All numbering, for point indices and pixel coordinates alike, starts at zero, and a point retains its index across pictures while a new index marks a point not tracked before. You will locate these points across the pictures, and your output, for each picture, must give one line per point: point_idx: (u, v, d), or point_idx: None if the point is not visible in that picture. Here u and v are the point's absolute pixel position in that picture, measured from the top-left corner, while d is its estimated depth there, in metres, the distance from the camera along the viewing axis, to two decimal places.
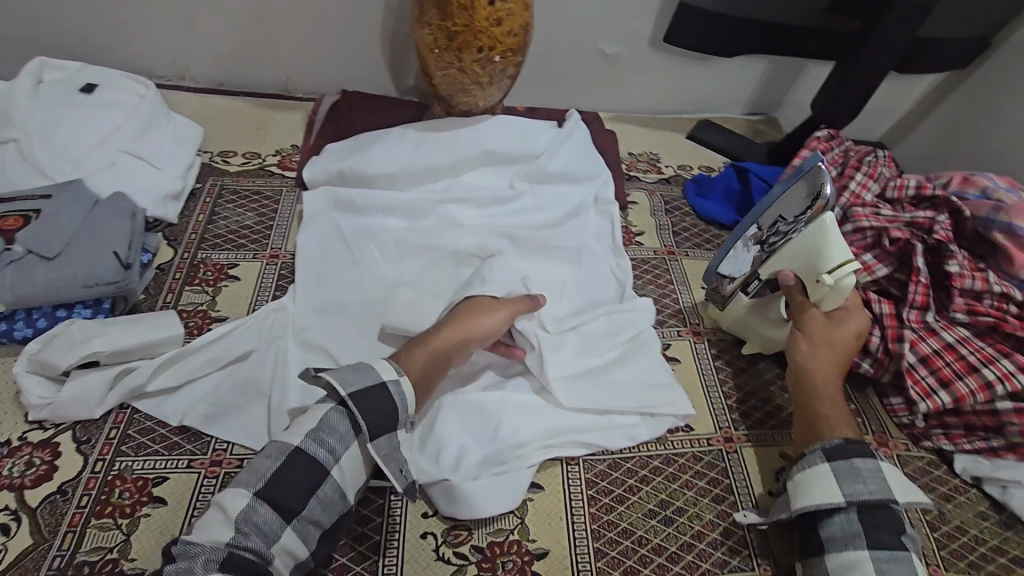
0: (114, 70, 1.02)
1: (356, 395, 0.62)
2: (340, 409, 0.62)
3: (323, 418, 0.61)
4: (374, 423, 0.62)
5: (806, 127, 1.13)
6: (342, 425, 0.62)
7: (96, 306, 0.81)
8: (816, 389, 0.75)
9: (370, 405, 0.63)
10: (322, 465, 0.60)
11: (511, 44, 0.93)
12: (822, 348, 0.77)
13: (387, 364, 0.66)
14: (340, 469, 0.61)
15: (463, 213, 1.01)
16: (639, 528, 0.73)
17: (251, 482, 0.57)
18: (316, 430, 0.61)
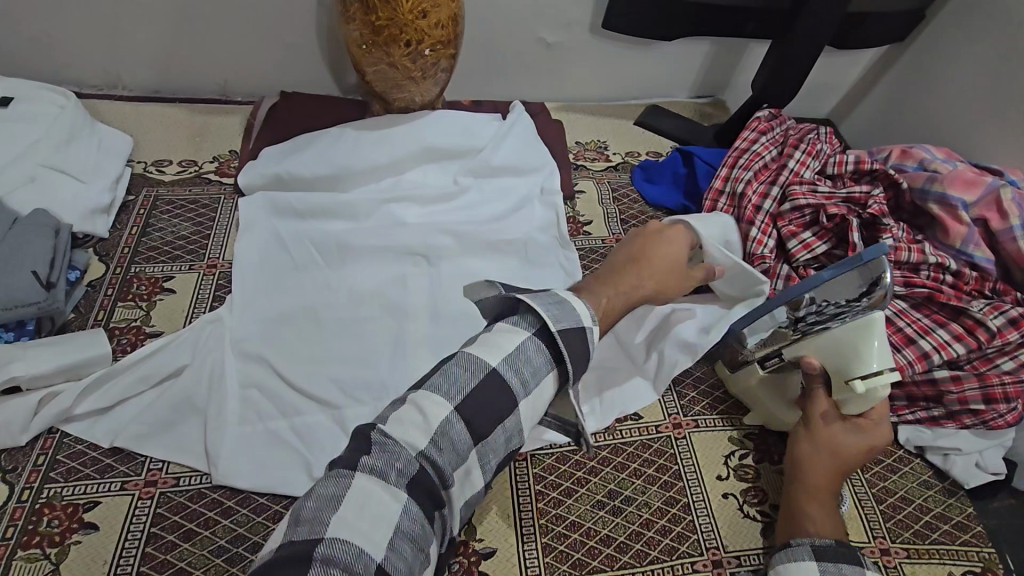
0: (32, 83, 0.98)
1: (564, 331, 0.62)
2: (540, 340, 0.62)
3: (522, 346, 0.60)
4: (578, 359, 0.62)
5: (749, 107, 1.13)
6: (537, 358, 0.61)
7: (18, 329, 0.77)
8: (812, 477, 0.70)
9: (571, 346, 0.62)
10: (512, 392, 0.58)
11: (439, 36, 0.91)
12: (828, 452, 0.71)
13: (584, 307, 0.65)
14: (529, 399, 0.59)
15: (407, 212, 0.99)
16: (587, 520, 0.72)
17: (450, 393, 0.56)
18: (514, 357, 0.59)
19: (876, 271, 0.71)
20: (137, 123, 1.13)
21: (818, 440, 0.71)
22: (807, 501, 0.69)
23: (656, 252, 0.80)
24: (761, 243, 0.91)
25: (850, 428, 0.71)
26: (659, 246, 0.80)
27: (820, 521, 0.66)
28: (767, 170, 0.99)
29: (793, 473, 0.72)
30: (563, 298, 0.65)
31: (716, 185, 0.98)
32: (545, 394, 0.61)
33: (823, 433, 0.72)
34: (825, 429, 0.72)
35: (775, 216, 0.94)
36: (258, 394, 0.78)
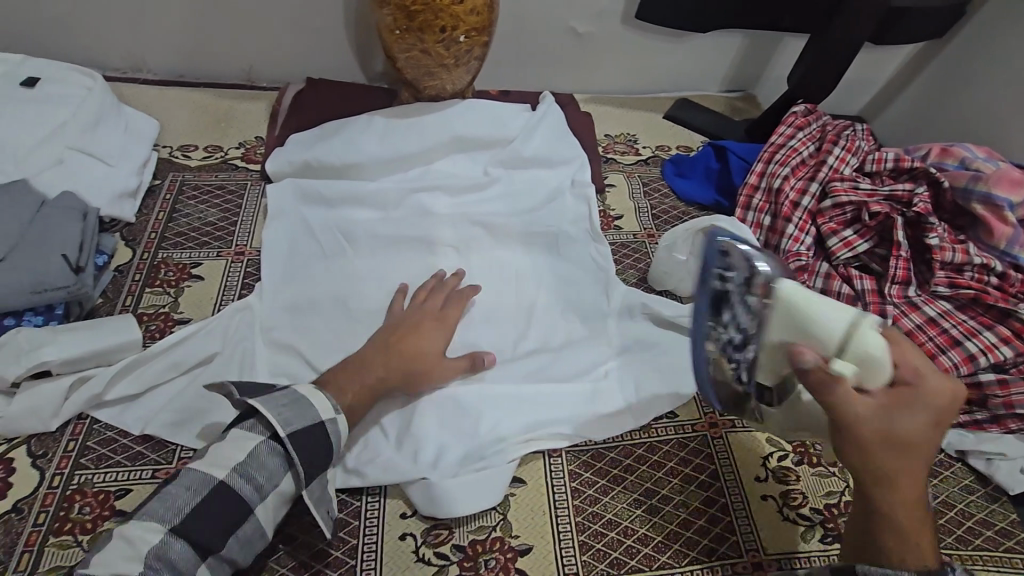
0: (59, 62, 0.96)
1: (298, 433, 0.62)
2: (273, 444, 0.62)
3: (250, 451, 0.60)
4: (310, 461, 0.62)
5: (784, 103, 1.12)
6: (272, 461, 0.61)
7: (48, 313, 0.76)
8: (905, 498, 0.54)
9: (310, 446, 0.62)
10: (244, 502, 0.59)
11: (474, 23, 0.89)
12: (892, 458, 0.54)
13: (327, 400, 0.65)
14: (265, 505, 0.60)
15: (436, 202, 0.97)
16: (624, 518, 0.71)
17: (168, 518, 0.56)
18: (245, 466, 0.60)
19: (722, 263, 0.68)
20: (161, 107, 1.12)
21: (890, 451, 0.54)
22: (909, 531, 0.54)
23: (414, 343, 0.76)
24: (800, 241, 0.89)
25: (901, 421, 0.54)
26: (419, 337, 0.76)
27: (912, 544, 0.54)
28: (804, 166, 0.96)
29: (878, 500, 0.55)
30: (301, 395, 0.64)
31: (751, 181, 0.96)
32: (287, 493, 0.62)
33: (892, 435, 0.54)
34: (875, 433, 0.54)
35: (814, 213, 0.92)
36: (290, 383, 0.77)
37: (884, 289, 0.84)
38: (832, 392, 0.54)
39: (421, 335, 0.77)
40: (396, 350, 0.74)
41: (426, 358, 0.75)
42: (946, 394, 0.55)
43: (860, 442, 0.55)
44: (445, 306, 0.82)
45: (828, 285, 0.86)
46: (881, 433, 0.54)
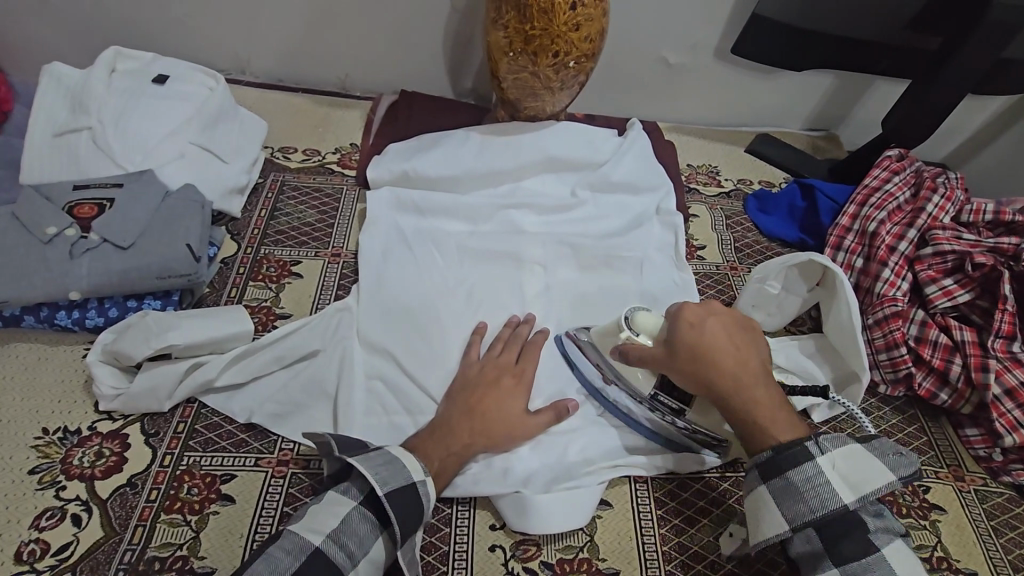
0: (185, 62, 1.02)
1: (395, 494, 0.60)
2: (366, 509, 0.60)
3: (344, 518, 0.59)
4: (406, 521, 0.60)
5: (876, 146, 1.12)
6: (364, 528, 0.59)
7: (165, 298, 0.81)
8: (742, 391, 0.65)
9: (405, 507, 0.60)
10: (338, 569, 0.56)
11: (586, 50, 0.92)
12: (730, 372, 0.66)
13: (416, 461, 0.64)
14: (357, 572, 0.57)
15: (526, 219, 0.98)
16: (710, 552, 0.71)
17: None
18: (338, 532, 0.58)
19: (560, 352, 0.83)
20: (264, 109, 1.17)
21: (713, 360, 0.67)
22: (755, 417, 0.64)
23: (496, 405, 0.72)
24: (896, 285, 0.90)
25: (713, 346, 0.67)
26: (495, 397, 0.73)
27: (775, 420, 0.64)
28: (900, 211, 0.98)
29: (724, 409, 0.66)
30: (395, 456, 0.63)
31: (843, 222, 0.98)
32: (379, 559, 0.60)
33: (700, 351, 0.67)
34: (702, 366, 0.67)
35: (911, 259, 0.92)
36: (383, 385, 0.78)
37: (987, 341, 0.84)
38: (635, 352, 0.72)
39: (498, 392, 0.73)
40: (483, 414, 0.71)
41: (502, 424, 0.71)
42: (693, 312, 0.70)
43: (689, 370, 0.67)
44: (519, 359, 0.78)
45: (925, 333, 0.86)
46: (698, 352, 0.67)
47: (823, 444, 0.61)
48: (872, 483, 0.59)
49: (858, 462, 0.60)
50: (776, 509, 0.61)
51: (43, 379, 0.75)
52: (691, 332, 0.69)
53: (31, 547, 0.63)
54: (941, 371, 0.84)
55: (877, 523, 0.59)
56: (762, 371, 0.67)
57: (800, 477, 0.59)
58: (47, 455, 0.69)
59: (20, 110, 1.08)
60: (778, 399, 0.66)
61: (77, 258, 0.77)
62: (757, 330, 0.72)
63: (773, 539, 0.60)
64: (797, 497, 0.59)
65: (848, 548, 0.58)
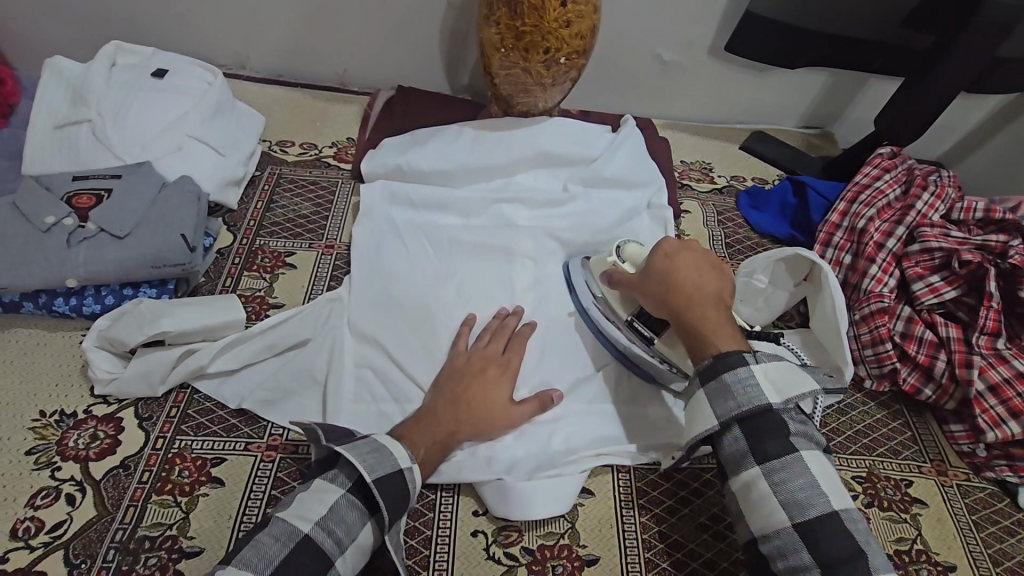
0: (184, 57, 1.04)
1: (382, 481, 0.61)
2: (354, 497, 0.61)
3: (332, 504, 0.60)
4: (393, 508, 0.62)
5: (869, 143, 1.12)
6: (352, 514, 0.60)
7: (161, 287, 0.83)
8: (694, 309, 0.69)
9: (392, 494, 0.62)
10: (326, 555, 0.57)
11: (577, 46, 0.93)
12: (689, 294, 0.70)
13: (403, 450, 0.65)
14: (344, 557, 0.59)
15: (517, 213, 0.99)
16: (690, 541, 0.72)
17: (256, 566, 0.54)
18: (326, 518, 0.59)
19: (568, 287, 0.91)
20: (262, 103, 1.19)
21: (679, 281, 0.72)
22: (701, 331, 0.67)
23: (481, 394, 0.74)
24: (882, 282, 0.90)
25: (681, 271, 0.73)
26: (480, 387, 0.74)
27: (720, 333, 0.66)
28: (890, 209, 0.98)
29: (679, 324, 0.70)
30: (381, 444, 0.64)
31: (832, 219, 0.99)
32: (366, 545, 0.61)
33: (669, 273, 0.73)
34: (666, 287, 0.72)
35: (899, 256, 0.93)
36: (372, 374, 0.79)
37: (971, 338, 0.84)
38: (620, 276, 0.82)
39: (484, 382, 0.75)
40: (468, 403, 0.72)
41: (486, 413, 0.72)
42: (669, 246, 0.76)
43: (656, 291, 0.73)
44: (506, 350, 0.79)
45: (910, 329, 0.87)
46: (666, 273, 0.73)
47: (758, 357, 0.64)
48: (799, 391, 0.61)
49: (789, 374, 0.62)
50: (709, 408, 0.63)
51: (42, 365, 0.77)
52: (663, 259, 0.75)
53: (27, 525, 0.65)
54: (925, 367, 0.85)
55: (799, 428, 0.60)
56: (721, 296, 0.71)
57: (732, 377, 0.61)
58: (43, 437, 0.71)
59: (26, 103, 1.11)
60: (730, 324, 0.68)
61: (74, 246, 0.80)
62: (731, 270, 0.76)
63: (701, 434, 0.62)
64: (729, 396, 0.61)
65: (768, 449, 0.59)
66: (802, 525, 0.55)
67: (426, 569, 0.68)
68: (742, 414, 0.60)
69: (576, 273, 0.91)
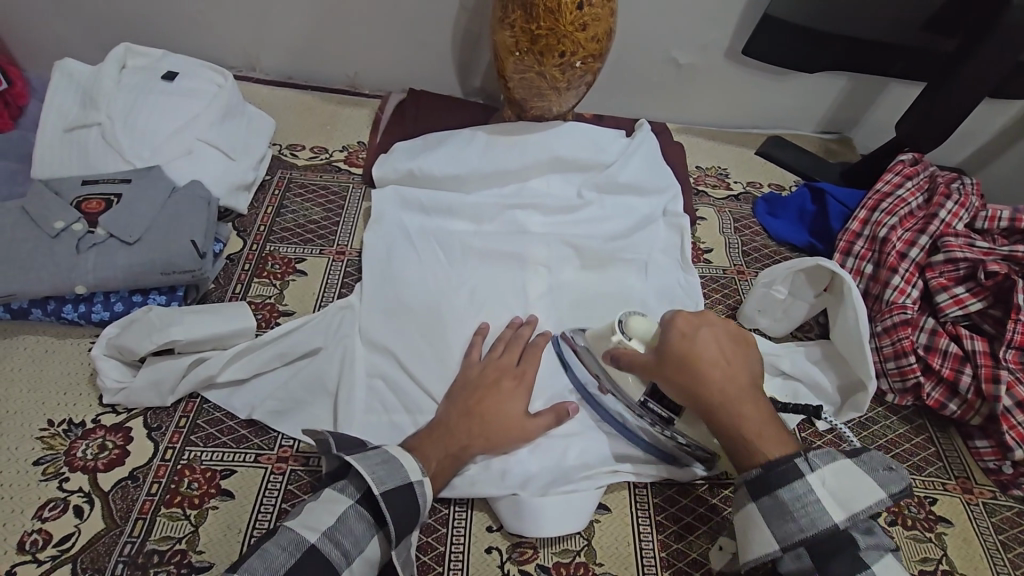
0: (194, 60, 1.03)
1: (392, 494, 0.60)
2: (362, 508, 0.60)
3: (341, 516, 0.59)
4: (402, 522, 0.60)
5: (889, 150, 1.10)
6: (360, 526, 0.59)
7: (170, 294, 0.82)
8: (729, 407, 0.63)
9: (402, 508, 0.60)
10: (332, 567, 0.56)
11: (593, 50, 0.92)
12: (719, 386, 0.64)
13: (415, 462, 0.63)
14: (351, 570, 0.57)
15: (531, 220, 0.98)
16: (709, 559, 0.71)
17: (261, 574, 0.54)
18: (334, 529, 0.58)
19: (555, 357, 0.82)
20: (273, 106, 1.18)
21: (705, 374, 0.65)
22: (742, 435, 0.62)
23: (495, 406, 0.72)
24: (906, 293, 0.88)
25: (704, 355, 0.66)
26: (493, 398, 0.72)
27: (765, 437, 0.62)
28: (912, 217, 0.96)
29: (713, 424, 0.64)
30: (392, 455, 0.63)
31: (853, 228, 0.96)
32: (374, 558, 0.60)
33: (690, 359, 0.66)
34: (691, 377, 0.66)
35: (922, 266, 0.91)
36: (384, 384, 0.78)
37: (998, 352, 0.82)
38: (627, 356, 0.72)
39: (498, 392, 0.73)
40: (482, 416, 0.71)
41: (500, 425, 0.71)
42: (685, 323, 0.69)
43: (679, 379, 0.67)
44: (521, 361, 0.77)
45: (934, 342, 0.85)
46: (688, 364, 0.66)
47: (812, 460, 0.59)
48: (864, 500, 0.57)
49: (850, 480, 0.58)
50: (767, 528, 0.59)
51: (50, 372, 0.76)
52: (682, 341, 0.68)
53: (34, 537, 0.64)
54: (951, 381, 0.83)
55: (869, 542, 0.57)
56: (751, 384, 0.65)
57: (789, 495, 0.58)
58: (52, 447, 0.70)
59: (36, 105, 1.10)
60: (771, 418, 0.63)
61: (84, 252, 0.79)
62: (753, 343, 0.70)
63: (759, 558, 0.59)
64: (787, 516, 0.57)
65: (836, 566, 0.56)
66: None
67: None
68: (806, 538, 0.57)
69: (565, 333, 0.83)
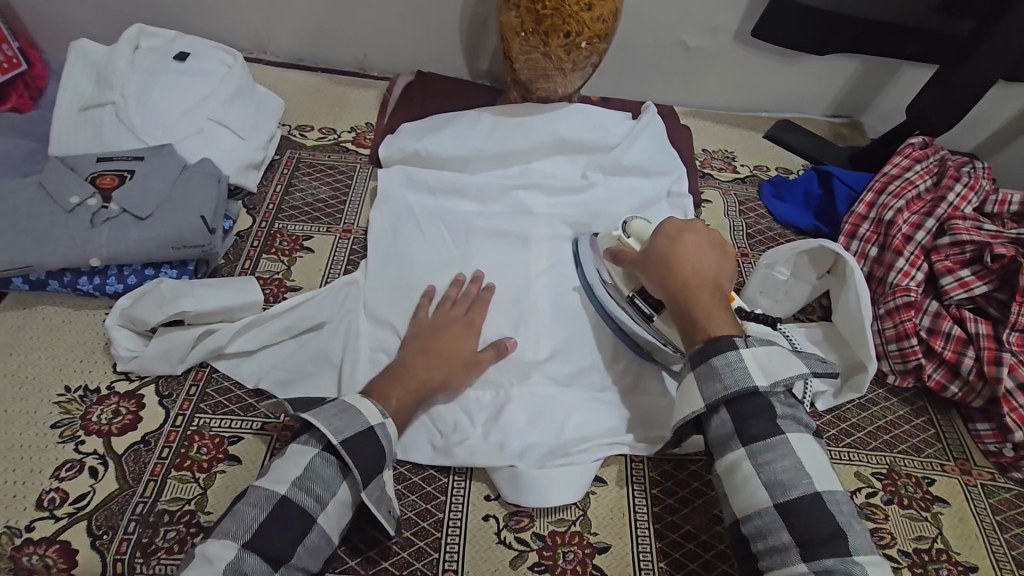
0: (205, 41, 1.05)
1: (353, 439, 0.60)
2: (328, 456, 0.61)
3: (307, 466, 0.59)
4: (366, 466, 0.61)
5: (898, 133, 1.09)
6: (328, 472, 0.60)
7: (181, 268, 0.84)
8: (693, 292, 0.68)
9: (364, 449, 0.61)
10: (307, 514, 0.58)
11: (598, 30, 0.92)
12: (691, 276, 0.70)
13: (375, 406, 0.64)
14: (326, 514, 0.59)
15: (535, 200, 0.98)
16: (703, 532, 0.72)
17: (237, 534, 0.55)
18: (302, 480, 0.59)
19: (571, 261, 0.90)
20: (283, 88, 1.19)
21: (682, 262, 0.71)
22: (691, 311, 0.67)
23: (450, 350, 0.75)
24: (910, 275, 0.88)
25: (689, 249, 0.72)
26: (447, 342, 0.75)
27: (717, 322, 0.66)
28: (920, 200, 0.96)
29: (676, 306, 0.69)
30: (351, 404, 0.63)
31: (859, 210, 0.96)
32: (347, 500, 0.61)
33: (674, 254, 0.72)
34: (669, 267, 0.71)
35: (928, 249, 0.90)
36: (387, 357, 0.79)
37: (1001, 335, 0.82)
38: (625, 251, 0.80)
39: (451, 338, 0.76)
40: (438, 351, 0.74)
41: (458, 364, 0.74)
42: (678, 226, 0.75)
43: (656, 268, 0.73)
44: (469, 312, 0.81)
45: (937, 324, 0.84)
46: (669, 256, 0.72)
47: (750, 340, 0.63)
48: (788, 372, 0.60)
49: (779, 356, 0.61)
50: (698, 391, 0.62)
51: (67, 341, 0.79)
52: (672, 237, 0.74)
53: (52, 495, 0.67)
54: (952, 364, 0.83)
55: (786, 413, 0.60)
56: (722, 284, 0.70)
57: (721, 361, 0.61)
58: (68, 411, 0.73)
59: (53, 85, 1.13)
60: (722, 307, 0.67)
61: (98, 226, 0.81)
62: (733, 252, 0.75)
63: (689, 415, 0.62)
64: (715, 378, 0.61)
65: (753, 429, 0.59)
66: (801, 508, 0.55)
67: (437, 551, 0.68)
68: (729, 397, 0.60)
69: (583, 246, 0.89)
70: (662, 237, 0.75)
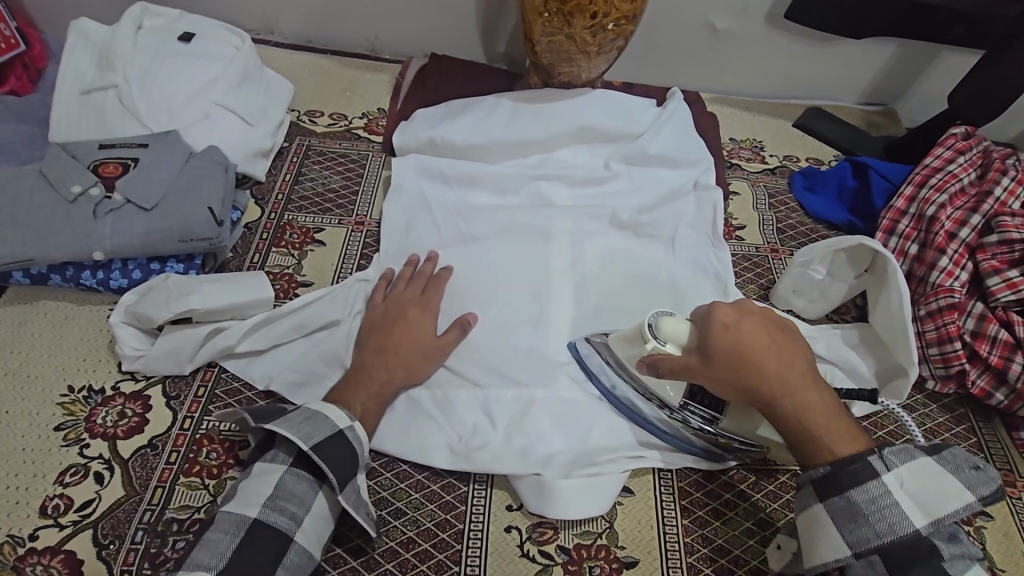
0: (210, 21, 1.00)
1: (321, 446, 0.60)
2: (298, 470, 0.60)
3: (278, 483, 0.59)
4: (339, 473, 0.60)
5: (938, 124, 1.03)
6: (301, 487, 0.60)
7: (187, 262, 0.81)
8: (795, 398, 0.61)
9: (336, 455, 0.60)
10: (283, 533, 0.57)
11: (626, 11, 0.86)
12: (784, 378, 0.61)
13: (340, 410, 0.63)
14: (304, 531, 0.59)
15: (555, 192, 0.93)
16: (735, 546, 0.69)
17: (210, 564, 0.54)
18: (273, 498, 0.58)
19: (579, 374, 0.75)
20: (290, 71, 1.14)
21: (765, 362, 0.62)
22: (809, 428, 0.60)
23: (405, 341, 0.72)
24: (953, 275, 0.83)
25: (762, 348, 0.62)
26: (404, 334, 0.72)
27: (836, 436, 0.59)
28: (964, 195, 0.91)
29: (782, 422, 0.61)
30: (314, 412, 0.62)
31: (898, 205, 0.91)
32: (323, 511, 0.61)
33: (743, 356, 0.62)
34: (751, 372, 0.62)
35: (973, 247, 0.86)
36: None
37: None
38: (665, 363, 0.66)
39: (407, 324, 0.73)
40: (396, 344, 0.71)
41: (414, 355, 0.71)
42: (734, 315, 0.64)
43: (732, 375, 0.62)
44: (426, 291, 0.78)
45: (983, 328, 0.80)
46: (740, 357, 0.62)
47: (888, 458, 0.57)
48: (950, 504, 0.54)
49: (930, 481, 0.55)
50: (834, 531, 0.56)
51: (70, 338, 0.76)
52: (736, 329, 0.63)
53: (56, 502, 0.64)
54: (999, 370, 0.78)
55: (951, 547, 0.54)
56: (811, 373, 0.63)
57: (863, 498, 0.55)
58: (72, 412, 0.70)
59: (53, 68, 1.08)
60: (837, 409, 0.61)
61: (100, 218, 0.77)
62: (794, 328, 0.67)
63: (825, 563, 0.56)
64: (861, 520, 0.55)
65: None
66: None
67: (458, 564, 0.65)
68: (882, 543, 0.54)
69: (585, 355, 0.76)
70: (718, 332, 0.64)
